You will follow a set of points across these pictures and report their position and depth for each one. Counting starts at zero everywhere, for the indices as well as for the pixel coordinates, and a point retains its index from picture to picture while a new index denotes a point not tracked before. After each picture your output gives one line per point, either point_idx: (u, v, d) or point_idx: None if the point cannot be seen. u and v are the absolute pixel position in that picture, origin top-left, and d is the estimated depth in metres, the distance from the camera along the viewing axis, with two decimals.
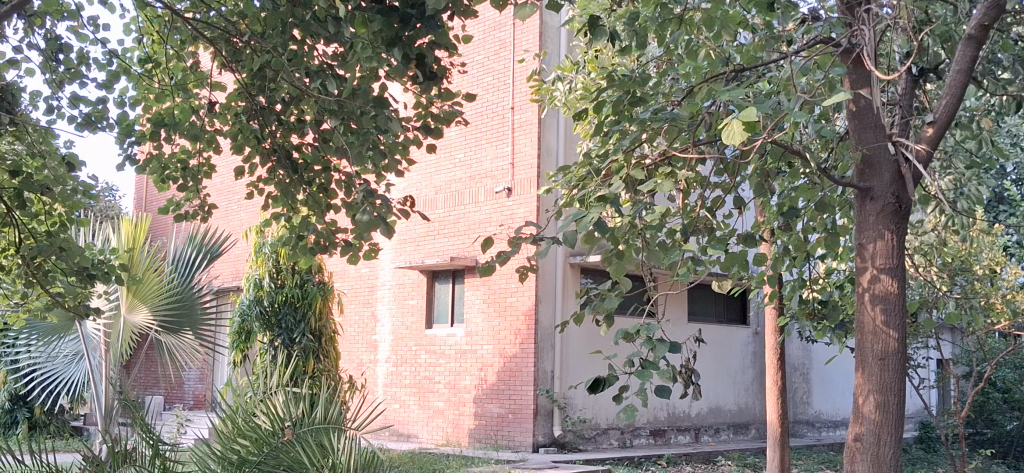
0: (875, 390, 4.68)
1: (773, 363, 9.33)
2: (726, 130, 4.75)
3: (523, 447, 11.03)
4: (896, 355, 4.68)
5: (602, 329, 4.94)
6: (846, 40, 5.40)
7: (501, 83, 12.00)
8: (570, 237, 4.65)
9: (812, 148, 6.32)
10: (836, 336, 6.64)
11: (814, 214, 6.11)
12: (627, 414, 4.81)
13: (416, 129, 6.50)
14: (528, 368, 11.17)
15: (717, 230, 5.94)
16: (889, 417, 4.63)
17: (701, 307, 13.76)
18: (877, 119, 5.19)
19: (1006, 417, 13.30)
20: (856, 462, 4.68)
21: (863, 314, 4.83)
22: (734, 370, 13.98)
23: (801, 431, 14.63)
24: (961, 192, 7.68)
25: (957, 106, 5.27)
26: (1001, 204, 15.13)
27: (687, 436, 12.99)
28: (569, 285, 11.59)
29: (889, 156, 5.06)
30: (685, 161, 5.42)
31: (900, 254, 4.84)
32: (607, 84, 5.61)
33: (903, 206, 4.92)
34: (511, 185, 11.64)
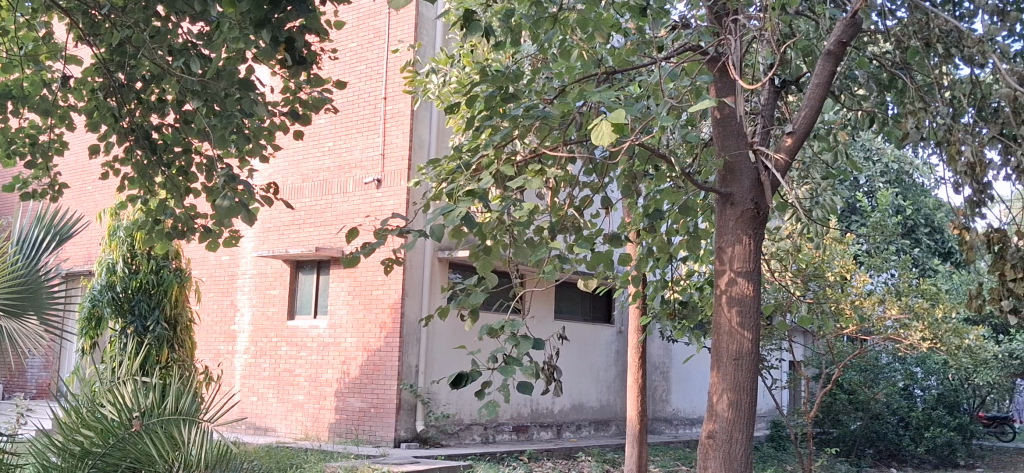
0: (729, 389, 4.82)
1: (634, 361, 9.52)
2: (595, 131, 4.82)
3: (384, 442, 10.92)
4: (749, 356, 4.84)
5: (466, 324, 4.92)
6: (712, 48, 5.56)
7: (374, 72, 11.86)
8: (437, 231, 4.63)
9: (677, 152, 6.46)
10: (695, 336, 6.82)
11: (677, 217, 6.25)
12: (489, 410, 4.80)
13: (283, 114, 6.33)
14: (393, 362, 11.07)
15: (584, 229, 6.00)
16: (741, 415, 4.77)
17: (567, 305, 13.96)
18: (740, 126, 5.35)
19: (850, 417, 13.93)
20: (708, 459, 4.82)
21: (719, 315, 4.97)
22: (597, 367, 14.24)
23: (659, 428, 15.01)
24: (816, 200, 8.00)
25: (814, 118, 5.48)
26: (853, 215, 15.92)
27: (549, 433, 13.13)
28: (437, 279, 11.55)
29: (749, 164, 5.23)
30: (554, 159, 5.48)
31: (756, 259, 5.00)
32: (479, 79, 5.61)
33: (760, 212, 5.09)
34: (381, 177, 11.51)
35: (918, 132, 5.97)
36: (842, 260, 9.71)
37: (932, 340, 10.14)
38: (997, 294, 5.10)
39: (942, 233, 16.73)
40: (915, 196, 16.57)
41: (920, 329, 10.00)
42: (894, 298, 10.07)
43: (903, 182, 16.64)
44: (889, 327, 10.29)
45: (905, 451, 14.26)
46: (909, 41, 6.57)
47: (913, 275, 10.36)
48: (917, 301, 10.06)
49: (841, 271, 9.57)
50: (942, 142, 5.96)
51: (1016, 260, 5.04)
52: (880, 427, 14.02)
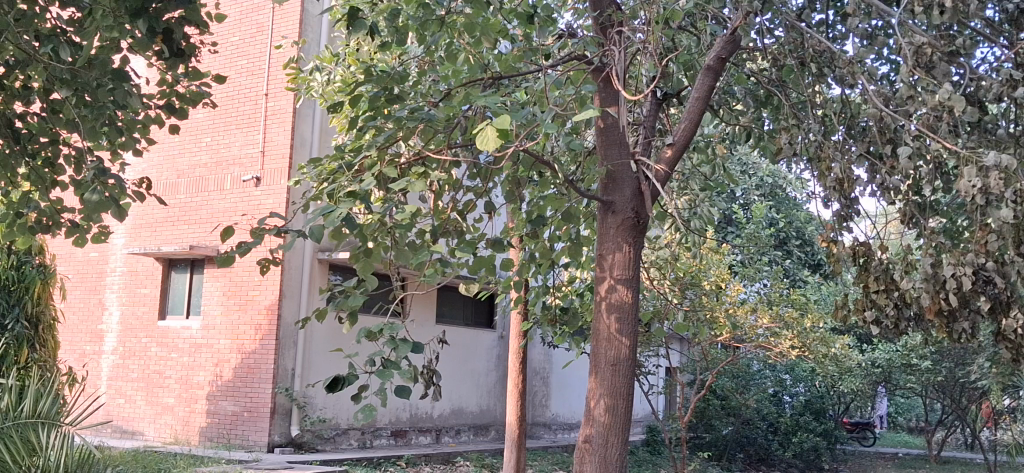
0: (606, 394, 4.88)
1: (515, 367, 9.57)
2: (479, 136, 4.82)
3: (257, 447, 10.63)
4: (626, 362, 4.92)
5: (344, 327, 4.84)
6: (597, 58, 5.64)
7: (256, 68, 11.60)
8: (317, 232, 4.55)
9: (561, 159, 6.53)
10: (575, 341, 6.91)
11: (560, 223, 6.31)
12: (365, 414, 4.74)
13: (158, 107, 6.12)
14: (268, 365, 10.82)
15: (468, 233, 5.99)
16: (617, 420, 4.84)
17: (449, 309, 13.94)
18: (623, 136, 5.44)
19: (722, 422, 14.32)
20: (584, 463, 4.87)
21: (599, 322, 5.04)
22: (477, 372, 14.27)
23: (538, 433, 15.13)
24: (695, 211, 8.20)
25: (693, 130, 5.61)
26: (729, 226, 16.40)
27: (428, 437, 13.06)
28: (315, 280, 11.35)
29: (631, 173, 5.32)
30: (438, 162, 5.46)
31: (635, 266, 5.09)
32: (363, 78, 5.55)
33: (640, 221, 5.17)
34: (260, 174, 11.25)
35: (791, 148, 6.21)
36: (717, 269, 10.14)
37: (800, 348, 10.51)
38: (861, 305, 5.33)
39: (812, 245, 17.42)
40: (787, 209, 17.25)
41: (789, 338, 10.39)
42: (766, 308, 10.43)
43: (777, 195, 17.32)
44: (761, 335, 10.65)
45: (773, 455, 14.73)
46: (784, 60, 6.82)
47: (784, 285, 10.75)
48: (787, 310, 10.44)
49: (716, 280, 9.96)
50: (813, 158, 6.21)
51: (880, 272, 5.27)
52: (750, 432, 14.49)
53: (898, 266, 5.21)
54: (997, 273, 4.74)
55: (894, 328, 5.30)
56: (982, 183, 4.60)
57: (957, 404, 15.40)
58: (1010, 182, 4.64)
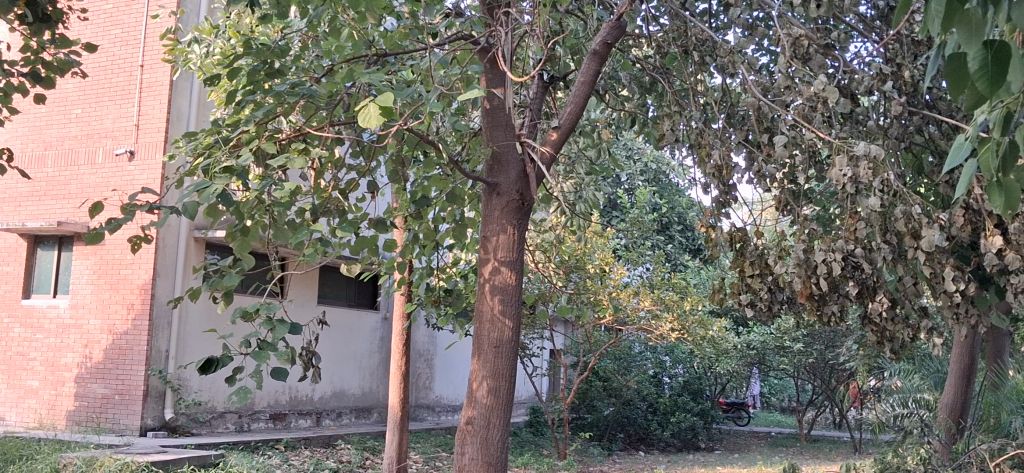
0: (489, 376, 4.88)
1: (398, 349, 9.49)
2: (362, 113, 4.74)
3: (128, 431, 10.27)
4: (508, 344, 4.93)
5: (219, 306, 4.70)
6: (484, 38, 5.61)
7: (130, 37, 11.14)
8: (190, 209, 4.40)
9: (447, 140, 6.50)
10: (458, 323, 6.90)
11: (444, 205, 6.29)
12: (240, 396, 4.61)
13: (21, 74, 5.80)
14: (141, 346, 10.46)
15: (350, 212, 5.90)
16: (499, 401, 4.85)
17: (331, 290, 13.75)
18: (509, 117, 5.43)
19: (604, 403, 14.56)
20: (465, 444, 4.86)
21: (482, 303, 5.02)
22: (359, 354, 14.14)
23: (421, 415, 15.11)
24: (580, 195, 8.27)
25: (578, 114, 5.63)
26: (614, 210, 16.66)
27: (308, 420, 12.86)
28: (192, 259, 11.01)
29: (516, 155, 5.32)
30: (320, 139, 5.35)
31: (519, 248, 5.10)
32: (242, 51, 5.39)
33: (525, 203, 5.19)
34: (133, 148, 10.83)
35: (673, 134, 6.34)
36: (602, 253, 10.29)
37: (679, 330, 10.85)
38: (736, 288, 5.48)
39: (693, 231, 17.87)
40: (670, 195, 17.63)
41: (669, 320, 10.66)
42: (648, 291, 10.67)
43: (660, 181, 17.69)
44: (642, 318, 10.89)
45: (652, 435, 15.04)
46: (668, 47, 6.94)
47: (665, 268, 10.98)
48: (668, 294, 10.71)
49: (600, 263, 10.11)
50: (694, 144, 6.34)
51: (755, 257, 5.42)
52: (630, 412, 14.72)
53: (773, 251, 5.36)
54: (865, 259, 4.93)
55: (767, 311, 5.47)
56: (852, 172, 4.78)
57: (826, 385, 16.04)
58: (877, 171, 4.83)
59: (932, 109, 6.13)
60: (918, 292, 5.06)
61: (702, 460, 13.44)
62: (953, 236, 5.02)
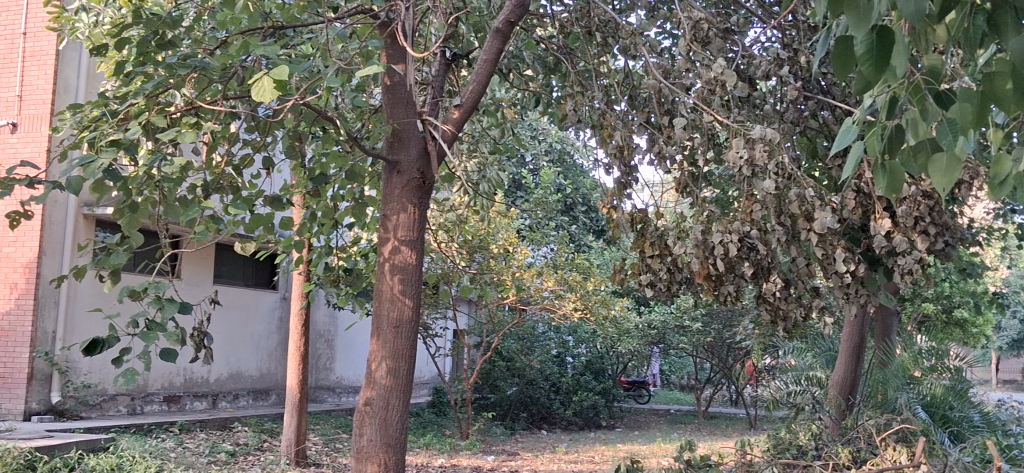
0: (388, 356, 4.82)
1: (297, 329, 9.33)
2: (257, 87, 4.60)
3: (11, 415, 9.84)
4: (408, 324, 4.88)
5: (105, 285, 4.51)
6: (384, 13, 5.52)
7: (12, 4, 10.64)
8: (74, 184, 4.21)
9: (347, 116, 6.39)
10: (357, 303, 6.81)
11: (344, 183, 6.20)
12: (127, 378, 4.45)
13: None
14: (25, 327, 10.04)
15: (245, 190, 5.75)
16: (398, 382, 4.80)
17: (227, 269, 13.48)
18: (410, 94, 5.35)
19: (507, 383, 14.54)
20: (363, 426, 4.80)
21: (381, 283, 4.95)
22: (256, 335, 13.88)
23: (321, 397, 14.93)
24: (483, 174, 8.24)
25: (480, 93, 5.59)
26: (518, 190, 16.70)
27: (203, 403, 12.58)
28: (79, 236, 10.63)
29: (417, 132, 5.24)
30: (213, 113, 5.19)
31: (419, 226, 5.04)
32: (131, 20, 5.18)
33: (426, 182, 5.13)
34: (16, 121, 10.40)
35: (575, 115, 6.36)
36: (505, 233, 10.29)
37: (581, 310, 11.02)
38: (637, 269, 5.54)
39: (596, 212, 18.06)
40: (574, 176, 17.75)
41: (571, 300, 10.77)
42: (551, 271, 10.76)
43: (565, 161, 17.79)
44: (545, 298, 10.97)
45: (555, 414, 15.16)
46: (572, 27, 6.95)
47: (568, 249, 11.06)
48: (571, 275, 10.81)
49: (503, 243, 10.12)
50: (596, 125, 6.38)
51: (655, 238, 5.48)
52: (533, 392, 14.80)
53: (672, 232, 5.43)
54: (760, 240, 5.02)
55: (666, 291, 5.55)
56: (748, 155, 4.87)
57: (724, 363, 16.39)
58: (773, 154, 4.92)
59: (827, 95, 6.28)
60: (810, 273, 5.18)
61: (603, 438, 13.60)
62: (845, 218, 5.16)
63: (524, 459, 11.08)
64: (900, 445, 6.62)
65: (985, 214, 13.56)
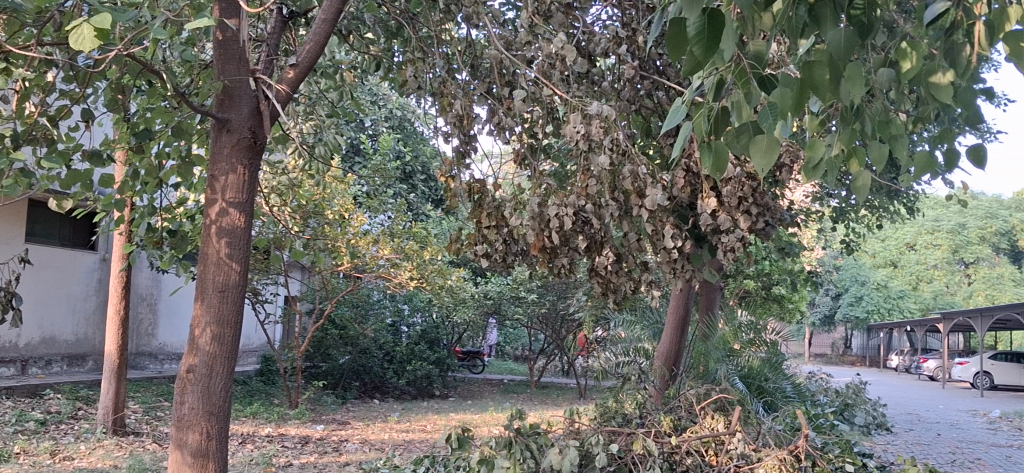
0: (212, 322, 4.64)
1: (116, 292, 8.89)
2: (74, 34, 4.29)
3: None
4: (234, 288, 4.71)
5: None
6: None
7: None
8: None
9: (174, 70, 6.10)
10: (181, 265, 6.53)
11: (169, 140, 5.91)
12: None
13: None
14: None
15: (61, 142, 5.39)
16: (223, 347, 4.64)
17: (41, 227, 12.79)
18: (242, 50, 5.11)
19: (339, 352, 14.38)
20: (185, 393, 4.61)
21: (206, 246, 4.74)
22: (73, 297, 13.20)
23: (142, 363, 14.33)
24: (319, 137, 8.06)
25: (317, 55, 5.43)
26: (356, 156, 16.48)
27: (12, 369, 11.84)
28: None
29: (249, 91, 5.03)
30: (25, 58, 4.83)
31: (249, 189, 4.86)
32: None
33: (257, 143, 4.94)
34: None
35: (415, 82, 6.30)
36: (341, 199, 10.12)
37: (417, 279, 11.04)
38: (473, 239, 5.52)
39: (435, 181, 18.05)
40: (414, 143, 17.67)
41: (407, 269, 10.79)
42: (387, 239, 10.70)
43: (405, 129, 17.66)
44: (380, 266, 10.90)
45: (387, 383, 15.11)
46: None
47: (405, 218, 11.02)
48: (408, 243, 10.80)
49: (339, 209, 9.96)
50: (436, 93, 6.33)
51: (492, 209, 5.49)
52: (366, 361, 14.68)
53: (509, 204, 5.46)
54: (594, 214, 5.09)
55: (501, 262, 5.56)
56: (586, 130, 4.96)
57: (557, 335, 16.76)
58: (608, 130, 5.02)
59: (661, 75, 6.45)
60: (641, 248, 5.30)
61: (435, 407, 13.65)
62: (675, 196, 5.31)
63: (354, 429, 10.99)
64: (718, 414, 6.92)
65: (803, 197, 14.36)
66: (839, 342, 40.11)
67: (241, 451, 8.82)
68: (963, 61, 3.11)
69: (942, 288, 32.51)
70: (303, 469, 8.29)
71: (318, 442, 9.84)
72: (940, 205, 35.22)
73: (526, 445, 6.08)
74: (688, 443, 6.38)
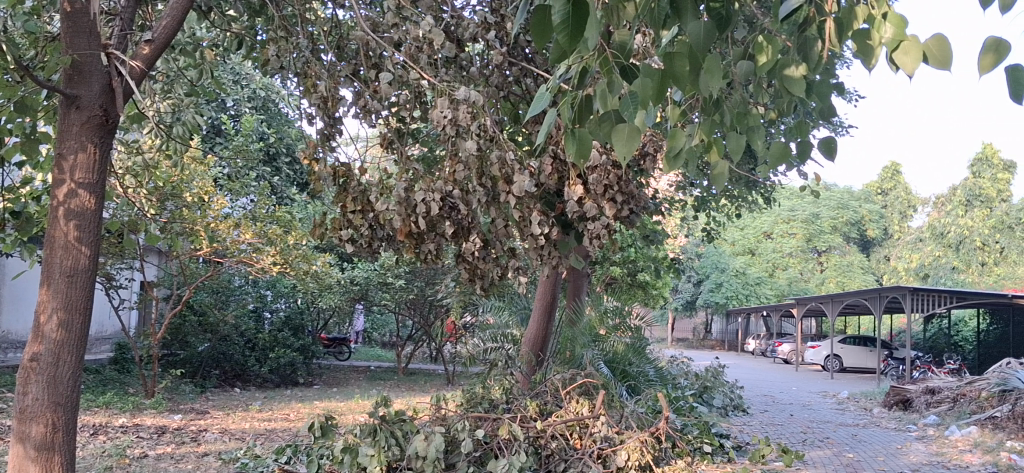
0: (60, 308, 4.39)
1: None
2: None
3: None
4: (84, 273, 4.47)
5: None
6: None
7: None
8: None
9: (17, 42, 5.73)
10: (25, 248, 6.17)
11: (11, 116, 5.56)
12: None
13: None
14: None
15: None
16: (71, 335, 4.40)
17: None
18: (93, 23, 4.81)
19: (199, 339, 13.90)
20: (29, 383, 4.35)
21: (53, 229, 4.47)
22: None
23: None
24: (177, 117, 7.75)
25: (174, 32, 5.20)
26: (217, 136, 15.95)
27: None
28: None
29: (101, 67, 4.76)
30: None
31: (100, 170, 4.61)
32: None
33: (109, 121, 4.68)
34: None
35: (278, 62, 6.11)
36: (200, 181, 9.78)
37: (280, 264, 10.79)
38: (338, 224, 5.38)
39: (300, 164, 17.68)
40: (278, 125, 17.24)
41: (271, 254, 10.55)
42: (250, 223, 10.41)
43: (269, 109, 17.24)
44: (243, 251, 10.62)
45: (249, 371, 14.75)
46: None
47: (269, 201, 10.76)
48: (271, 227, 10.57)
49: (199, 192, 9.62)
50: (300, 74, 6.17)
51: (357, 194, 5.37)
52: (227, 348, 14.28)
53: (374, 189, 5.35)
54: (461, 200, 5.04)
55: (367, 248, 5.44)
56: (453, 115, 4.97)
57: (425, 320, 16.69)
58: (475, 116, 5.08)
59: (530, 63, 6.45)
60: (508, 234, 5.27)
61: (299, 396, 13.41)
62: (542, 183, 5.32)
63: (213, 418, 10.67)
64: (582, 398, 7.02)
65: (667, 186, 14.71)
66: (701, 326, 41.47)
67: (92, 443, 8.43)
68: (815, 56, 3.18)
69: (796, 275, 33.98)
70: (159, 460, 8.00)
71: (175, 432, 9.51)
72: (795, 195, 36.80)
73: (391, 432, 6.00)
74: (553, 426, 6.39)
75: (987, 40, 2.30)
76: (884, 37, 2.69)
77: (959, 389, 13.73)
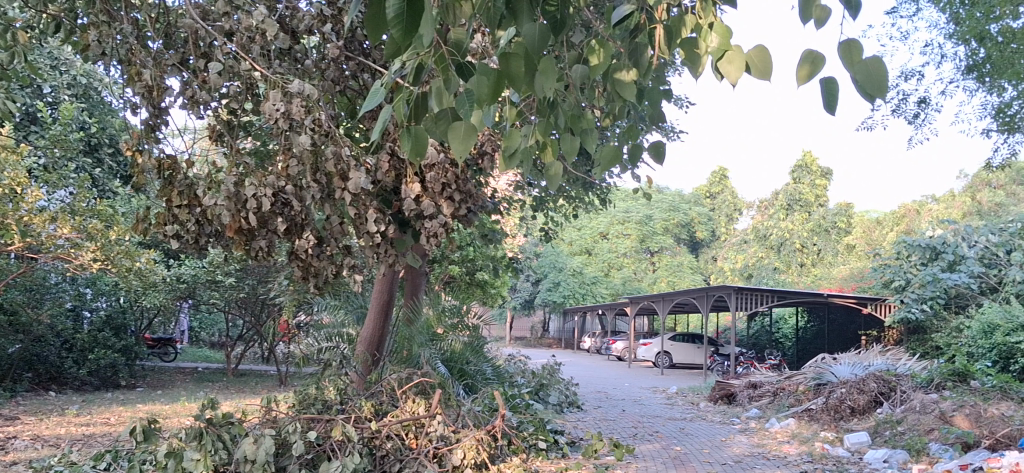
0: None
1: None
2: None
3: None
4: None
5: None
6: None
7: None
8: None
9: None
10: None
11: None
12: None
13: None
14: None
15: None
16: None
17: None
18: None
19: (9, 340, 13.00)
20: None
21: None
22: None
23: None
24: None
25: None
26: (32, 124, 14.95)
27: None
28: None
29: None
30: None
31: None
32: None
33: None
34: None
35: (99, 48, 5.75)
36: (12, 172, 9.12)
37: (101, 261, 10.29)
38: (162, 219, 5.10)
39: (123, 155, 16.83)
40: (100, 114, 16.33)
41: (90, 250, 10.02)
42: (67, 217, 9.81)
43: (90, 98, 16.32)
44: (59, 247, 10.06)
45: (66, 373, 13.98)
46: None
47: (89, 194, 10.18)
48: (91, 222, 10.00)
49: (10, 184, 8.96)
50: (123, 61, 5.82)
51: (183, 187, 5.10)
52: (40, 350, 13.49)
53: (202, 183, 5.11)
54: (294, 196, 4.89)
55: (194, 243, 5.21)
56: (286, 108, 4.81)
57: (256, 320, 16.23)
58: (309, 110, 4.94)
59: (367, 58, 6.33)
60: (344, 232, 5.14)
61: (121, 399, 12.75)
62: (378, 180, 5.22)
63: (24, 424, 9.99)
64: (418, 397, 6.95)
65: (506, 186, 14.82)
66: (538, 324, 42.10)
67: None
68: (645, 61, 3.26)
69: (630, 275, 34.99)
70: None
71: None
72: (630, 197, 37.91)
73: (218, 436, 5.75)
74: (389, 427, 6.30)
75: (805, 54, 2.37)
76: (710, 46, 2.76)
77: (778, 384, 14.47)
